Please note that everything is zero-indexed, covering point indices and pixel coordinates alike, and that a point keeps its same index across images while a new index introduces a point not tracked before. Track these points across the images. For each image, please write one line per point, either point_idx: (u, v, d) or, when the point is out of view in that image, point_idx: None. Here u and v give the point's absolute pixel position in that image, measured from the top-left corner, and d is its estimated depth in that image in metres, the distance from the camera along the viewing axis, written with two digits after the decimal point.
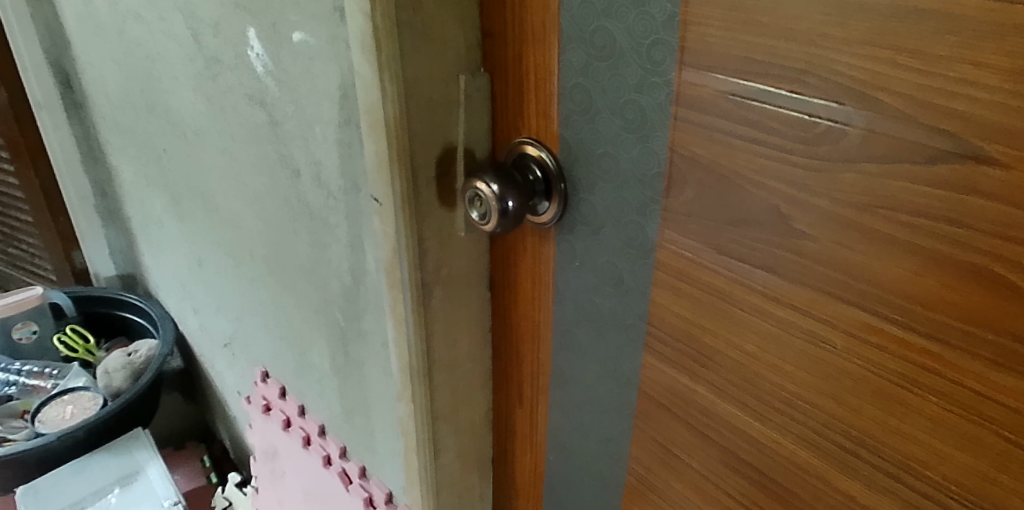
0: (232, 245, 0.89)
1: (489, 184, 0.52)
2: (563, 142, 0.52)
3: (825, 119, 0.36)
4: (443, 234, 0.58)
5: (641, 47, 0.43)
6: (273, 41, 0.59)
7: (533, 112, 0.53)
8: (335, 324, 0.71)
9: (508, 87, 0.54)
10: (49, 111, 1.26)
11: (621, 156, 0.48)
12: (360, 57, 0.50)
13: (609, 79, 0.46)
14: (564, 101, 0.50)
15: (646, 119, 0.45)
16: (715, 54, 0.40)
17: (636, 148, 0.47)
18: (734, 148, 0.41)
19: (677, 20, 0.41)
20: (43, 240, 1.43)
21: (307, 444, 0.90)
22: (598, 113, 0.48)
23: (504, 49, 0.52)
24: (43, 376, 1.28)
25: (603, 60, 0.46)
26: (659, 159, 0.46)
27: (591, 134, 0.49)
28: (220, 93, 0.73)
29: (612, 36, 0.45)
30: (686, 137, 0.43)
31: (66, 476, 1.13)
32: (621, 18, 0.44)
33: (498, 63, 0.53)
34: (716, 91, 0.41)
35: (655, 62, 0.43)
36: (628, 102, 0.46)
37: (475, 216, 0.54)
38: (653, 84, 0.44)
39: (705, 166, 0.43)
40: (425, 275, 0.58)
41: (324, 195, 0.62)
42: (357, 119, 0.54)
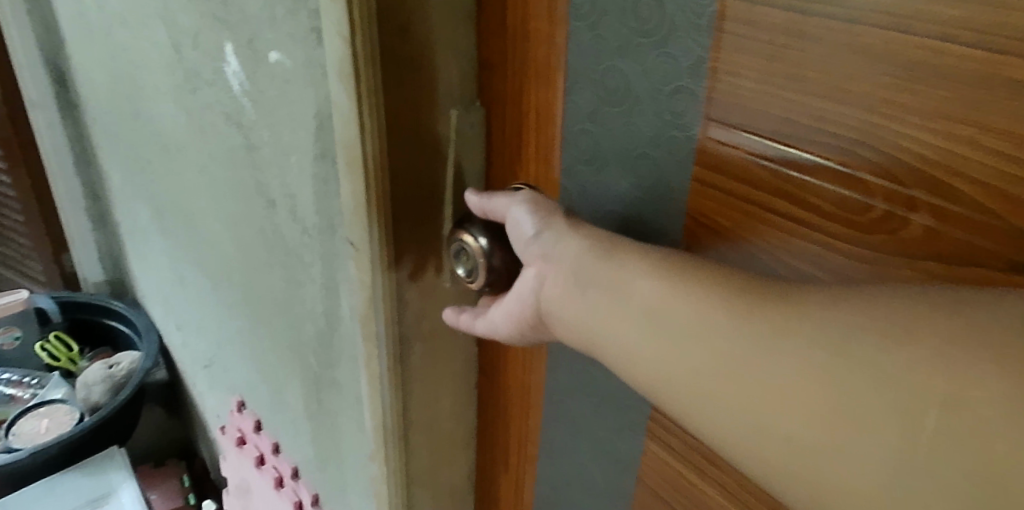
0: (211, 267, 0.83)
1: (476, 237, 0.45)
2: (565, 193, 0.45)
3: (880, 202, 0.29)
4: (427, 285, 0.51)
5: (661, 94, 0.37)
6: (249, 58, 0.53)
7: (532, 155, 0.46)
8: (309, 368, 0.65)
9: (506, 125, 0.47)
10: (42, 109, 1.21)
11: (630, 218, 0.41)
12: (337, 85, 0.43)
13: (620, 127, 0.40)
14: (566, 145, 0.44)
15: (662, 176, 0.39)
16: (748, 111, 0.33)
17: (649, 209, 0.40)
18: (763, 221, 0.34)
19: (705, 67, 0.34)
20: (33, 240, 1.38)
21: (279, 486, 0.83)
22: (607, 165, 0.42)
23: (503, 81, 0.46)
24: (22, 385, 1.22)
25: (615, 105, 0.40)
26: (674, 224, 0.39)
27: (598, 188, 0.43)
28: (199, 108, 0.67)
29: (625, 78, 0.38)
30: (708, 203, 0.37)
31: (35, 496, 1.05)
32: (638, 58, 0.37)
33: (497, 97, 0.47)
34: (747, 155, 0.34)
35: (677, 113, 0.36)
36: (642, 155, 0.39)
37: (462, 272, 0.47)
38: (672, 139, 0.37)
39: (728, 240, 0.36)
40: (404, 330, 0.52)
41: (300, 231, 0.56)
42: (333, 153, 0.47)
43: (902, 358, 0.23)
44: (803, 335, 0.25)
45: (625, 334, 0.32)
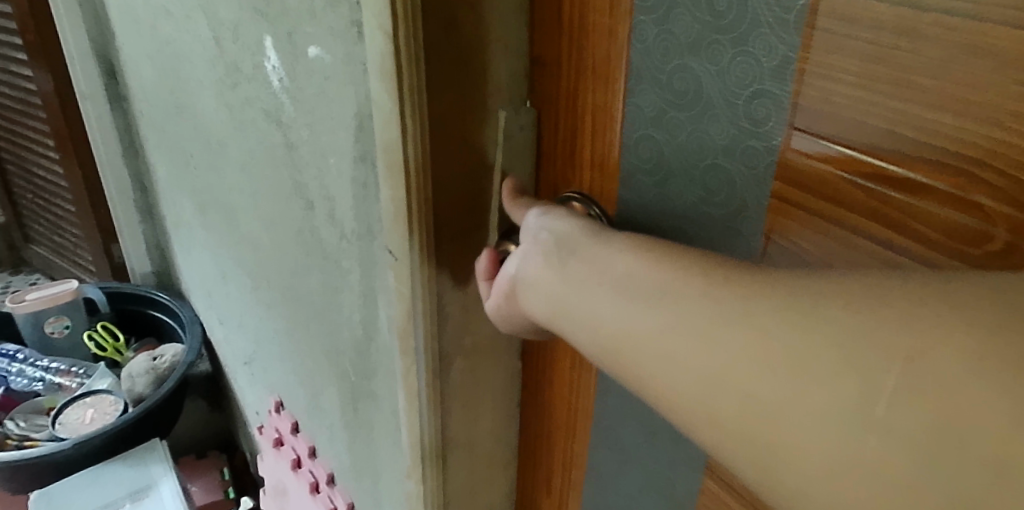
0: (251, 265, 0.81)
1: None
2: (622, 204, 0.41)
3: (1002, 232, 0.25)
4: (469, 298, 0.48)
5: (737, 99, 0.32)
6: (288, 54, 0.50)
7: (586, 162, 0.43)
8: (345, 377, 0.63)
9: (558, 129, 0.44)
10: (93, 101, 1.22)
11: (695, 236, 0.37)
12: (378, 84, 0.40)
13: (688, 134, 0.35)
14: (625, 152, 0.40)
15: (734, 192, 0.34)
16: (842, 120, 0.29)
17: (719, 227, 0.36)
18: (852, 246, 0.30)
19: (793, 68, 0.30)
20: (84, 231, 1.40)
21: (315, 491, 0.82)
22: (671, 176, 0.37)
23: (556, 80, 0.42)
24: (71, 374, 1.23)
25: (683, 110, 0.35)
26: (748, 245, 0.35)
27: (659, 201, 0.39)
28: (239, 104, 0.65)
29: (696, 78, 0.34)
30: (789, 224, 0.32)
31: (79, 483, 1.07)
32: (712, 58, 0.33)
33: (549, 97, 0.43)
34: (838, 171, 0.29)
35: (756, 121, 0.32)
36: (711, 167, 0.35)
37: None
38: (749, 149, 0.33)
39: (810, 265, 0.32)
40: (443, 346, 0.49)
41: (338, 236, 0.54)
42: (373, 157, 0.44)
43: (878, 315, 0.19)
44: (767, 293, 0.22)
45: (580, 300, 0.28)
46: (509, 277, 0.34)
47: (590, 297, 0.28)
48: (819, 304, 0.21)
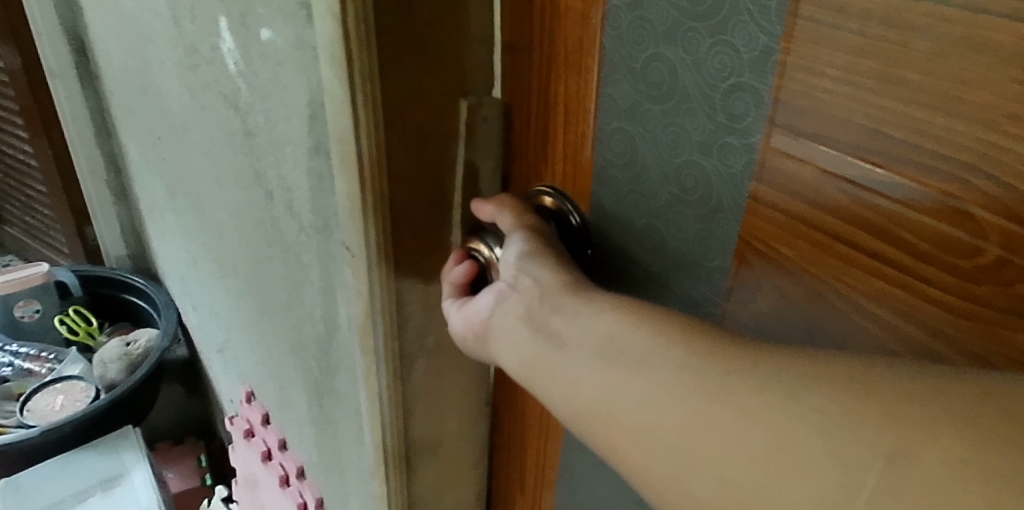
0: (218, 253, 0.78)
1: (492, 248, 0.40)
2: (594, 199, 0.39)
3: (996, 247, 0.23)
4: (432, 297, 0.46)
5: (715, 92, 0.30)
6: (243, 35, 0.47)
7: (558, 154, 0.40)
8: (310, 372, 0.61)
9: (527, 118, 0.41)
10: (62, 79, 1.18)
11: (669, 236, 0.35)
12: (330, 71, 0.38)
13: (663, 129, 0.33)
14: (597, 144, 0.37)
15: (710, 192, 0.32)
16: (825, 118, 0.26)
17: (695, 230, 0.34)
18: (836, 256, 0.28)
19: (773, 60, 0.27)
20: (56, 212, 1.37)
21: (285, 484, 0.80)
22: (645, 173, 0.35)
23: (528, 66, 0.40)
24: (41, 359, 1.21)
25: (658, 102, 0.33)
26: (723, 248, 0.33)
27: (632, 198, 0.36)
28: (199, 87, 0.62)
29: (672, 69, 0.32)
30: (768, 227, 0.30)
31: (49, 471, 1.05)
32: (688, 47, 0.30)
33: (521, 85, 0.41)
34: (819, 170, 0.27)
35: (734, 117, 0.30)
36: (686, 165, 0.33)
37: None
38: (725, 146, 0.30)
39: (790, 273, 0.30)
40: (404, 346, 0.46)
41: (297, 228, 0.51)
42: (327, 148, 0.42)
43: (870, 407, 0.19)
44: (757, 372, 0.22)
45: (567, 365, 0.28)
46: (492, 326, 0.33)
47: (578, 364, 0.27)
48: (802, 390, 0.21)
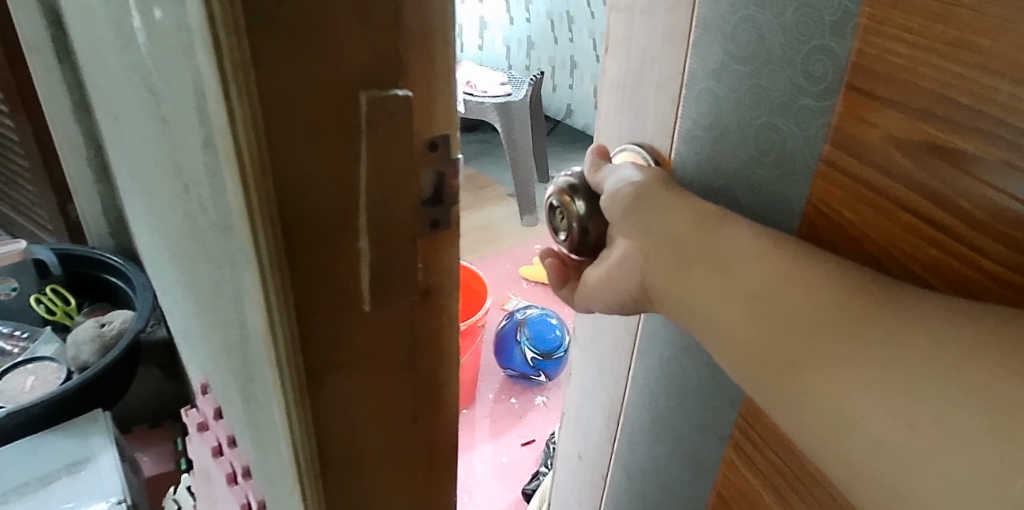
0: (167, 241, 0.75)
1: (575, 202, 0.61)
2: (683, 157, 0.59)
3: (995, 188, 0.36)
4: (342, 309, 0.42)
5: (799, 54, 0.46)
6: (145, 16, 0.43)
7: (661, 121, 0.61)
8: (238, 375, 0.57)
9: (642, 88, 0.62)
10: (39, 53, 1.15)
11: (743, 187, 0.54)
12: (203, 57, 0.33)
13: (753, 88, 0.51)
14: (693, 112, 0.57)
15: (784, 143, 0.49)
16: (898, 82, 0.39)
17: (772, 179, 0.51)
18: (880, 211, 0.42)
19: (850, 30, 0.42)
20: (39, 188, 1.35)
21: (233, 482, 0.77)
22: (726, 128, 0.54)
23: (666, 38, 0.57)
24: (13, 337, 1.22)
25: (750, 67, 0.51)
26: (788, 199, 0.50)
27: (716, 153, 0.55)
28: (129, 66, 0.58)
29: (764, 38, 0.49)
30: (829, 184, 0.46)
31: (15, 454, 1.04)
32: (780, 22, 0.47)
33: (653, 57, 0.59)
34: (890, 138, 0.41)
35: (813, 75, 0.46)
36: (766, 122, 0.50)
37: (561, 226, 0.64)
38: (804, 106, 0.47)
39: (841, 230, 0.45)
40: (310, 360, 0.43)
41: (209, 225, 0.47)
42: (213, 142, 0.37)
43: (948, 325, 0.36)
44: (875, 311, 0.39)
45: (722, 308, 0.46)
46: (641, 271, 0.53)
47: (730, 308, 0.45)
48: (896, 320, 0.38)
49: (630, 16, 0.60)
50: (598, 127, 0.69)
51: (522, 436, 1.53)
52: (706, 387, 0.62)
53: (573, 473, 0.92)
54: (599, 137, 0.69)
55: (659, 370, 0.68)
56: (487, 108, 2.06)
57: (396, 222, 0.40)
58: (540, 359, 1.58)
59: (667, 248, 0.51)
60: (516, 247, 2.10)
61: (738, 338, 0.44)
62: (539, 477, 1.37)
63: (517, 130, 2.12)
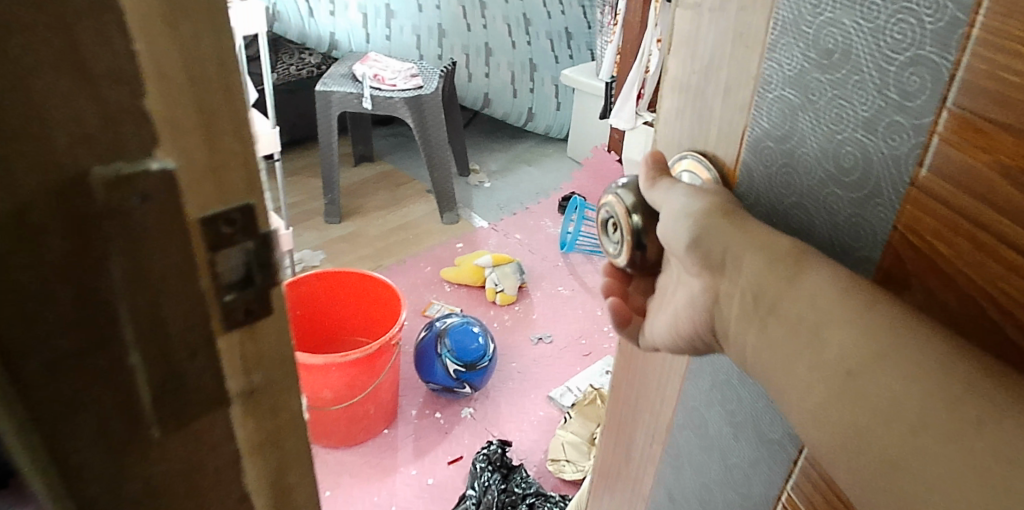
0: None
1: (631, 217, 0.49)
2: (745, 172, 0.45)
3: None
4: (119, 447, 0.31)
5: (892, 64, 0.34)
6: None
7: (725, 131, 0.46)
8: None
9: (706, 92, 0.46)
10: None
11: (821, 216, 0.40)
12: None
13: (829, 99, 0.38)
14: (759, 121, 0.43)
15: (867, 170, 0.36)
16: (1015, 105, 0.28)
17: (848, 209, 0.38)
18: (993, 260, 0.31)
19: (960, 32, 0.30)
20: None
21: None
22: (800, 142, 0.40)
23: (716, 29, 0.44)
24: None
25: (828, 71, 0.37)
26: (875, 234, 0.37)
27: (784, 174, 0.42)
28: None
29: (848, 38, 0.35)
30: (919, 219, 0.34)
31: None
32: (869, 18, 0.34)
33: (699, 50, 0.45)
34: (1002, 170, 0.30)
35: (907, 91, 0.33)
36: (847, 142, 0.37)
37: (613, 247, 0.52)
38: (894, 124, 0.34)
39: (937, 271, 0.34)
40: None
41: None
42: None
43: None
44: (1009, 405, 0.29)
45: (804, 379, 0.37)
46: (713, 322, 0.44)
47: (811, 380, 0.36)
48: None
49: (692, 15, 0.45)
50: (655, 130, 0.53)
51: (449, 454, 1.44)
52: (762, 419, 0.49)
53: (611, 488, 0.79)
54: (656, 144, 0.53)
55: (711, 393, 0.54)
56: (398, 103, 1.94)
57: (182, 331, 0.31)
58: (463, 370, 1.48)
59: (738, 290, 0.42)
60: (437, 247, 2.01)
61: (828, 420, 0.35)
62: (466, 501, 1.29)
63: (431, 126, 1.99)
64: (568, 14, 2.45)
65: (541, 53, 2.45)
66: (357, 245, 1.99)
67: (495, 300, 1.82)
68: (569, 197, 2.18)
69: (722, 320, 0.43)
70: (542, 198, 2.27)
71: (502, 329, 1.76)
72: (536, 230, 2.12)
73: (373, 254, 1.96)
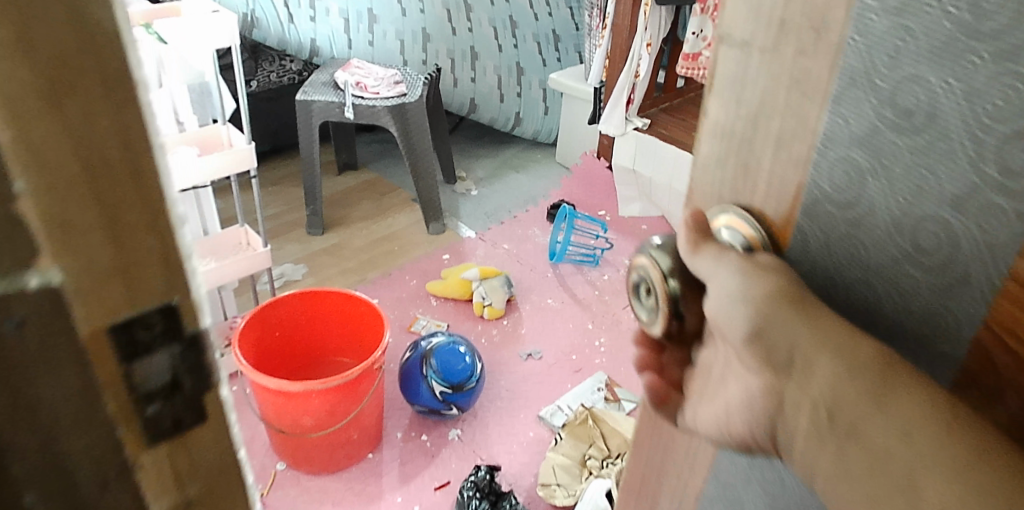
0: None
1: (668, 282, 0.38)
2: (800, 242, 0.34)
3: None
4: None
5: (994, 136, 0.25)
6: None
7: (778, 195, 0.34)
8: None
9: (755, 143, 0.34)
10: None
11: (893, 304, 0.31)
12: None
13: (905, 166, 0.28)
14: (820, 184, 0.32)
15: (957, 259, 0.28)
16: None
17: (926, 302, 0.29)
18: None
19: None
20: None
21: None
22: (868, 215, 0.30)
23: (751, 60, 0.33)
24: None
25: (906, 132, 0.28)
26: (955, 334, 0.29)
27: (841, 249, 0.32)
28: None
29: (934, 93, 0.26)
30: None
31: None
32: (965, 72, 0.25)
33: (734, 85, 0.34)
34: None
35: (1013, 170, 0.25)
36: (931, 222, 0.28)
37: (643, 319, 0.40)
38: (992, 208, 0.26)
39: None
40: None
41: None
42: None
43: None
44: None
45: None
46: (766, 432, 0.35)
47: None
48: None
49: (741, 51, 0.33)
50: (687, 184, 0.40)
51: (436, 479, 1.39)
52: None
53: None
54: (687, 201, 0.41)
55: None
56: (380, 111, 1.87)
57: (79, 448, 0.27)
58: (450, 392, 1.43)
59: (807, 402, 0.32)
60: (423, 259, 1.95)
61: None
62: None
63: (415, 135, 1.93)
64: (556, 16, 2.43)
65: (528, 56, 2.40)
66: (341, 258, 1.94)
67: (483, 314, 1.77)
68: (558, 205, 2.13)
69: (780, 432, 0.34)
70: (530, 205, 2.22)
71: (490, 345, 1.71)
72: (524, 239, 2.07)
73: (357, 267, 1.91)
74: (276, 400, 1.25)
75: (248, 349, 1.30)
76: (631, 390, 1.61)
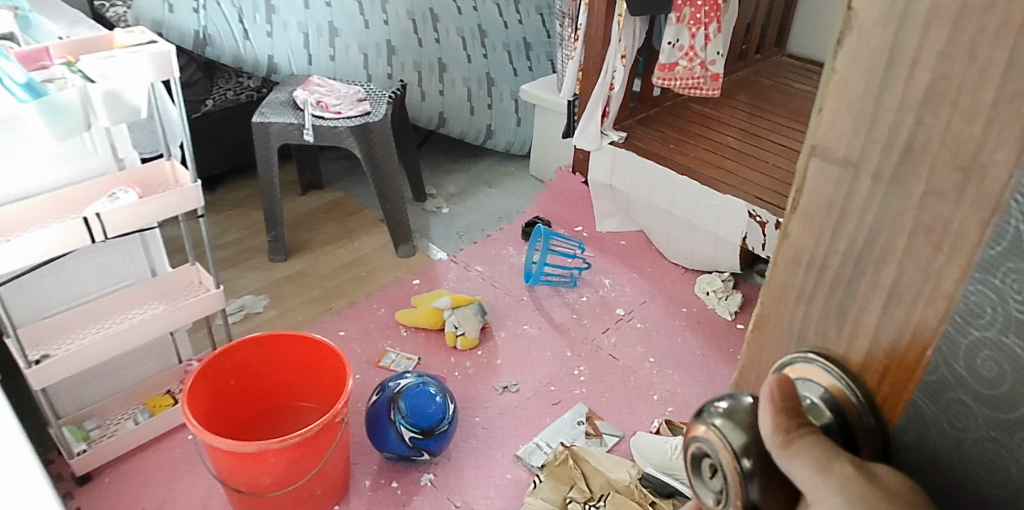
0: None
1: (742, 466, 0.28)
2: (915, 429, 0.26)
3: None
4: None
5: None
6: None
7: (880, 363, 0.26)
8: None
9: (856, 288, 0.27)
10: None
11: None
12: None
13: None
14: (956, 369, 0.24)
15: None
16: None
17: None
18: None
19: None
20: None
21: None
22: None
23: (860, 169, 0.25)
24: None
25: None
26: None
27: (986, 451, 0.24)
28: None
29: None
30: None
31: None
32: None
33: (826, 203, 0.27)
34: None
35: None
36: None
37: (708, 499, 0.31)
38: None
39: None
40: None
41: None
42: None
43: None
44: None
45: None
46: None
47: None
48: None
49: (842, 172, 0.26)
50: (756, 306, 0.33)
51: None
52: None
53: None
54: (753, 331, 0.33)
55: None
56: (342, 131, 1.77)
57: None
58: (419, 437, 1.35)
59: None
60: (392, 285, 1.86)
61: None
62: None
63: (380, 154, 1.83)
64: (526, 23, 2.42)
65: (498, 65, 2.34)
66: (305, 286, 1.84)
67: (455, 345, 1.69)
68: (533, 222, 2.05)
69: None
70: (504, 222, 2.13)
71: (463, 379, 1.62)
72: (499, 260, 1.98)
73: (323, 296, 1.81)
74: (229, 460, 1.15)
75: (198, 406, 1.20)
76: (613, 422, 1.53)
